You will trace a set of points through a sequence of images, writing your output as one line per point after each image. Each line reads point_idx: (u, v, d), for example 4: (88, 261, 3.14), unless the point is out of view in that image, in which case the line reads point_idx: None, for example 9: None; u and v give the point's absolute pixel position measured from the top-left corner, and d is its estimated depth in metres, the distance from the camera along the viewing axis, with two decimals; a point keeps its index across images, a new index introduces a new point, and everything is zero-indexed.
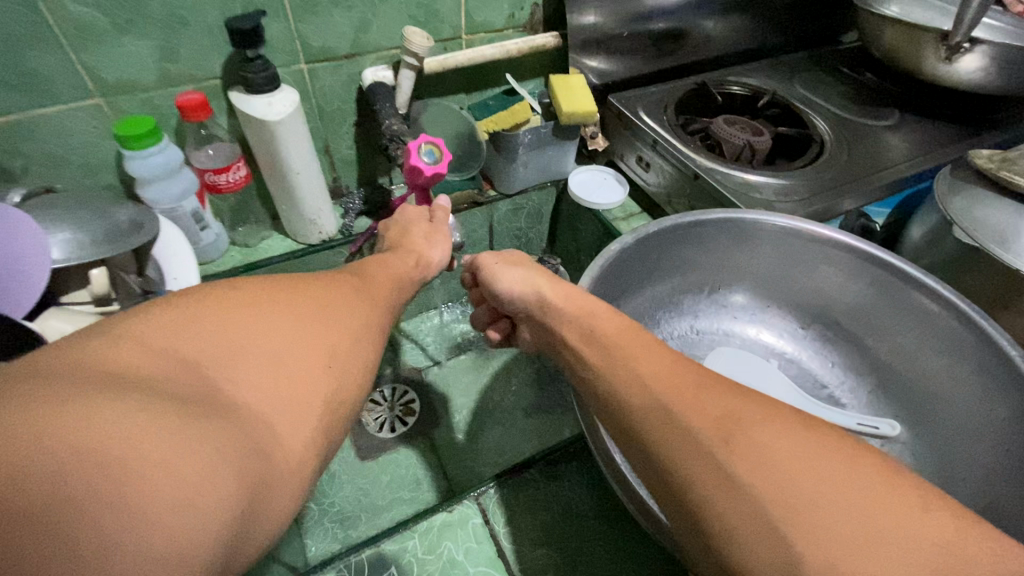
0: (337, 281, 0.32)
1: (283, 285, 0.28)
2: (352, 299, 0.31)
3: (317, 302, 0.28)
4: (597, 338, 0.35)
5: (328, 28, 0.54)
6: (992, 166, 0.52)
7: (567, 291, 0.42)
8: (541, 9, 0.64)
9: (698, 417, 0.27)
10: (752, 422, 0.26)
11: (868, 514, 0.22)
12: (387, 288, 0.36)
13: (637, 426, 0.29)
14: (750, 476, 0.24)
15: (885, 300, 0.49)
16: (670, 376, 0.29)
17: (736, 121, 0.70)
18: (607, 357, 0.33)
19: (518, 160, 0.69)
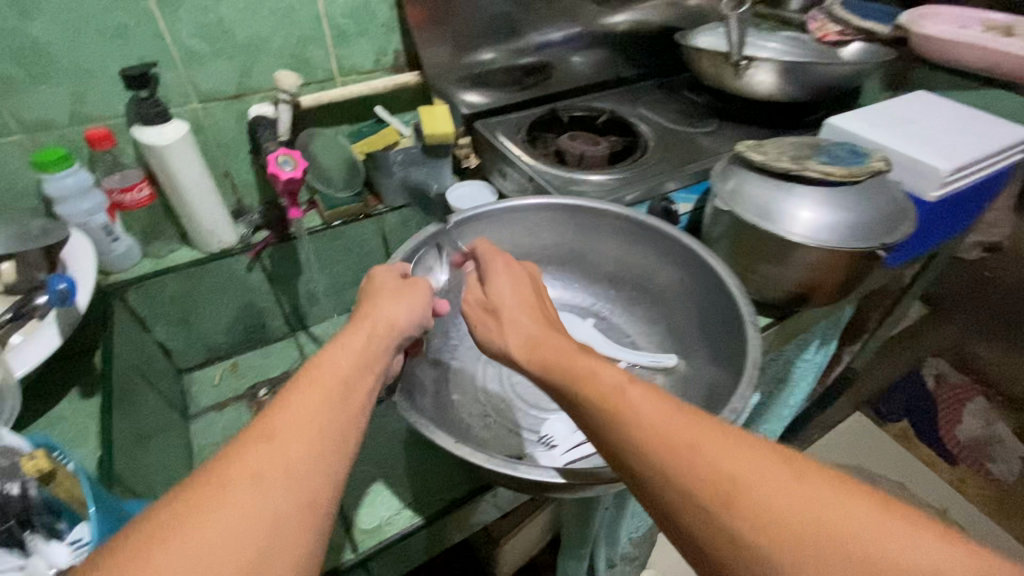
0: (249, 463, 0.32)
1: (181, 513, 0.29)
2: (262, 489, 0.31)
3: (219, 523, 0.29)
4: (602, 409, 0.37)
5: (222, 78, 0.70)
6: (745, 150, 0.64)
7: (554, 350, 0.43)
8: (402, 54, 0.81)
9: (721, 493, 0.31)
10: (767, 494, 0.31)
11: (869, 551, 0.28)
12: (321, 397, 0.37)
13: (649, 484, 0.34)
14: (760, 541, 0.30)
15: (663, 259, 0.61)
16: (677, 430, 0.34)
17: (578, 137, 0.85)
18: (607, 417, 0.37)
19: (395, 176, 0.80)
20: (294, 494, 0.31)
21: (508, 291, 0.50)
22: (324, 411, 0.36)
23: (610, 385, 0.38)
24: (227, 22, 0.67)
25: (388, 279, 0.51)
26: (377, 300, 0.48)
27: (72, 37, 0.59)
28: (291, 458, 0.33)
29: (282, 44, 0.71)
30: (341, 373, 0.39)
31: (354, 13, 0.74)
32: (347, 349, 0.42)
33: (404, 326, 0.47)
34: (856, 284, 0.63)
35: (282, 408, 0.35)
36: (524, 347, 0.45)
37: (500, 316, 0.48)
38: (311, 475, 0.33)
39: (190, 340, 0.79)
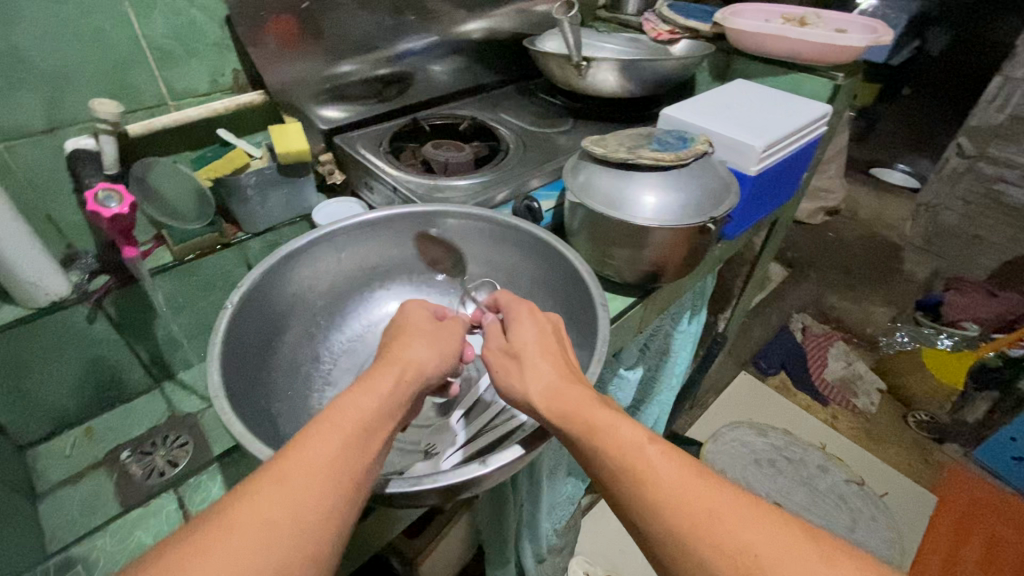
0: (260, 510, 0.33)
1: (188, 553, 0.30)
2: (270, 537, 0.32)
3: (226, 568, 0.30)
4: (617, 462, 0.39)
5: (26, 111, 0.62)
6: (589, 143, 0.69)
7: (571, 402, 0.43)
8: (243, 74, 0.78)
9: (725, 557, 0.33)
10: (769, 560, 0.33)
11: None
12: (339, 453, 0.36)
13: (660, 545, 0.36)
14: None
15: (526, 255, 0.64)
16: (687, 490, 0.36)
17: (441, 145, 0.85)
18: (620, 474, 0.39)
19: (252, 201, 0.75)
20: (299, 541, 0.32)
21: (531, 336, 0.49)
22: (342, 462, 0.36)
23: (618, 438, 0.40)
24: (23, 50, 0.60)
25: (428, 324, 0.49)
26: (407, 346, 0.46)
27: None
28: (303, 505, 0.33)
29: (97, 69, 0.65)
30: (361, 419, 0.39)
31: (179, 33, 0.69)
32: (371, 393, 0.40)
33: (431, 374, 0.46)
34: (700, 257, 0.70)
35: (301, 454, 0.35)
36: (544, 396, 0.45)
37: (522, 361, 0.48)
38: (318, 524, 0.33)
39: (26, 411, 0.69)
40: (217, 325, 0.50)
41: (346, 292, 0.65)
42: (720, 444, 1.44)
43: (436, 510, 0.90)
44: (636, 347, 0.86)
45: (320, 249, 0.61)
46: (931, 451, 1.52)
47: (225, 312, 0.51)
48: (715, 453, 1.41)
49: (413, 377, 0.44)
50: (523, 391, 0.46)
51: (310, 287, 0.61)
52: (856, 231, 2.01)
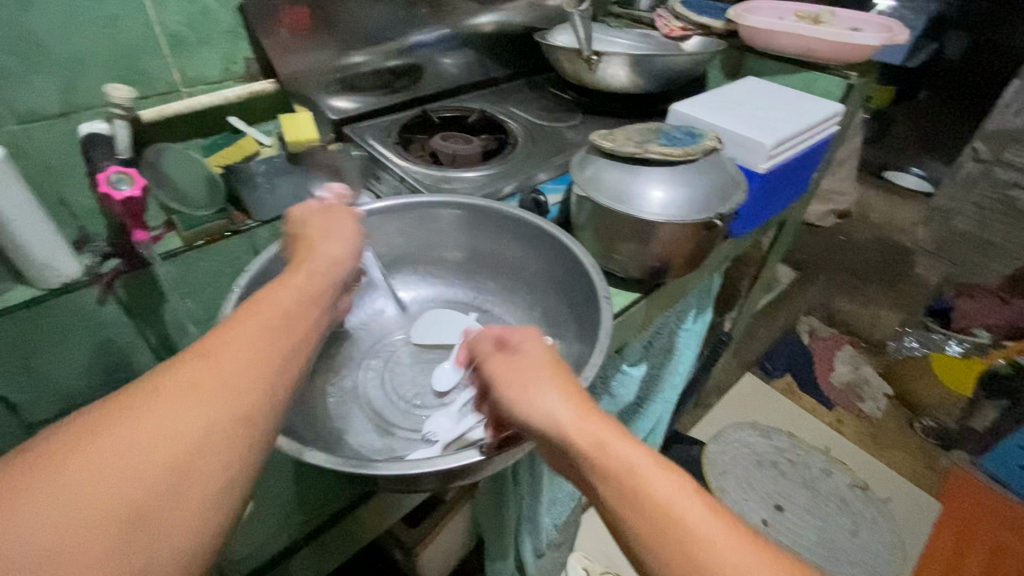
0: (188, 374, 0.34)
1: (118, 407, 0.32)
2: (200, 394, 0.34)
3: (157, 416, 0.32)
4: (661, 523, 0.36)
5: (42, 95, 0.64)
6: (597, 138, 0.69)
7: (602, 440, 0.40)
8: (254, 63, 0.79)
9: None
10: None
11: None
12: (261, 326, 0.38)
13: None
14: None
15: (530, 247, 0.64)
16: (744, 569, 0.34)
17: (449, 137, 0.86)
18: (663, 537, 0.36)
19: (261, 188, 0.76)
20: (229, 396, 0.34)
21: (547, 356, 0.47)
22: (268, 333, 0.38)
23: (655, 493, 0.37)
24: (41, 36, 0.61)
25: (330, 234, 0.52)
26: (311, 249, 0.49)
27: None
28: (234, 367, 0.35)
29: (111, 56, 0.66)
30: (284, 305, 0.41)
31: (192, 21, 0.70)
32: (292, 286, 0.44)
33: (343, 262, 0.49)
34: (706, 254, 0.70)
35: (227, 328, 0.38)
36: (577, 427, 0.42)
37: (530, 378, 0.46)
38: (248, 382, 0.35)
39: (37, 390, 0.70)
40: (222, 306, 0.50)
41: None
42: (722, 445, 1.44)
43: (436, 499, 0.91)
44: (640, 343, 0.86)
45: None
46: (937, 457, 1.51)
47: (233, 296, 0.52)
48: (716, 453, 1.41)
49: (330, 265, 0.48)
50: (552, 412, 0.43)
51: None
52: (868, 234, 2.00)
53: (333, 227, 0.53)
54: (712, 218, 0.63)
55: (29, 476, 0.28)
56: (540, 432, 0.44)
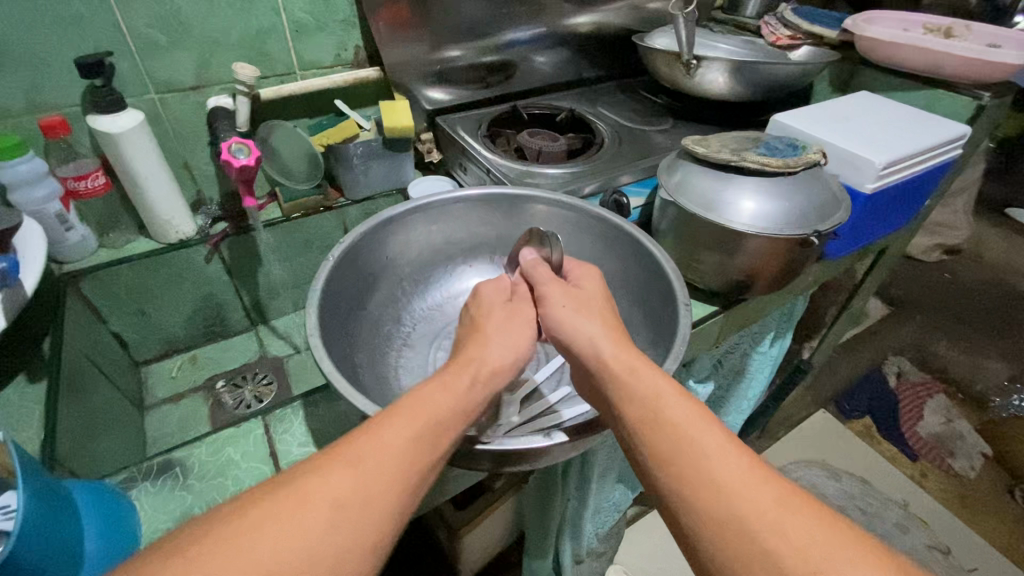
0: (330, 489, 0.33)
1: (260, 510, 0.32)
2: (337, 521, 0.32)
3: (291, 536, 0.31)
4: (665, 423, 0.39)
5: (180, 69, 0.70)
6: (690, 143, 0.67)
7: (628, 360, 0.44)
8: (362, 51, 0.83)
9: (790, 551, 0.32)
10: (842, 565, 0.31)
11: None
12: (410, 447, 0.37)
13: (706, 525, 0.34)
14: None
15: (611, 249, 0.64)
16: (747, 479, 0.35)
17: (537, 133, 0.86)
18: (673, 441, 0.38)
19: (356, 168, 0.80)
20: (361, 532, 0.33)
21: (597, 288, 0.52)
22: (411, 455, 0.37)
23: (673, 415, 0.39)
24: (184, 15, 0.67)
25: (495, 322, 0.50)
26: (478, 342, 0.48)
27: (24, 24, 0.59)
28: (370, 493, 0.34)
29: (241, 37, 0.72)
30: (437, 414, 0.40)
31: (313, 8, 0.75)
32: (446, 388, 0.42)
33: (506, 371, 0.47)
34: (795, 274, 0.66)
35: (374, 438, 0.36)
36: (608, 348, 0.45)
37: (581, 300, 0.50)
38: (382, 514, 0.34)
39: (146, 331, 0.78)
40: (318, 273, 0.54)
41: (430, 262, 0.67)
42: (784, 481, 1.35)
43: (484, 486, 0.92)
44: (710, 358, 0.83)
45: (413, 220, 0.64)
46: None
47: (326, 265, 0.55)
48: None
49: (492, 374, 0.45)
50: (583, 331, 0.47)
51: (400, 252, 0.65)
52: (980, 275, 1.80)
53: (501, 317, 0.51)
54: (808, 234, 0.59)
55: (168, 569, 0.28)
56: (573, 355, 0.48)
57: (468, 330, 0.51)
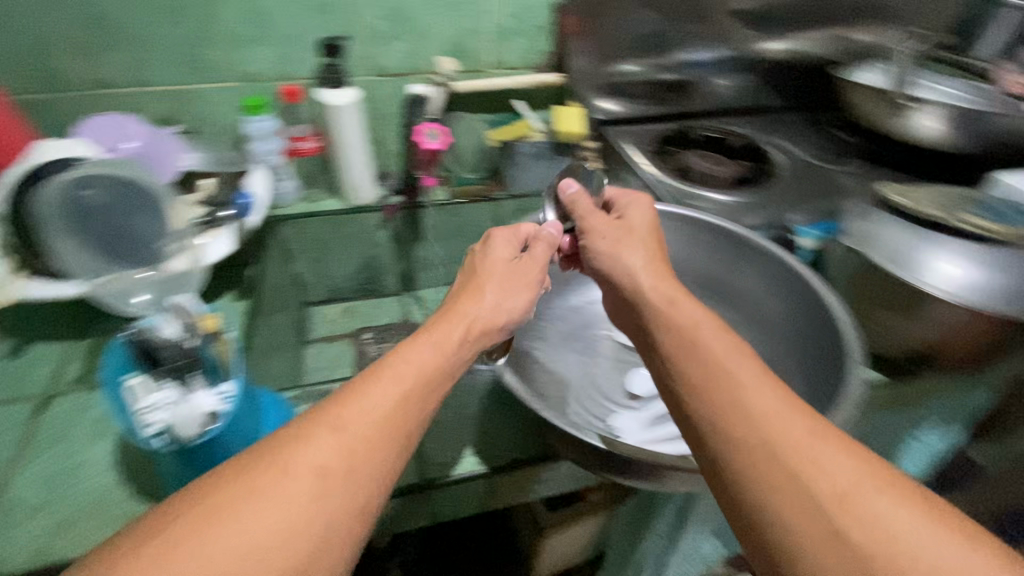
0: (315, 456, 0.33)
1: (246, 484, 0.31)
2: (326, 486, 0.32)
3: (281, 506, 0.31)
4: (705, 356, 0.40)
5: (394, 57, 0.79)
6: (892, 195, 0.61)
7: (668, 293, 0.47)
8: (551, 56, 0.86)
9: (820, 478, 0.32)
10: (864, 492, 0.31)
11: None
12: (395, 401, 0.37)
13: (735, 453, 0.35)
14: (868, 544, 0.29)
15: (777, 289, 0.60)
16: (780, 410, 0.35)
17: (706, 156, 0.84)
18: (701, 368, 0.39)
19: (521, 166, 0.85)
20: (347, 493, 0.33)
21: (643, 224, 0.56)
22: (397, 414, 0.37)
23: (714, 347, 0.40)
24: (408, 9, 0.75)
25: (505, 265, 0.52)
26: (473, 294, 0.48)
27: (288, 7, 0.71)
28: (354, 457, 0.34)
29: (449, 34, 0.79)
30: (420, 371, 0.40)
31: (517, 12, 0.79)
32: (433, 344, 0.42)
33: (513, 313, 0.50)
34: (996, 360, 0.57)
35: (358, 401, 0.36)
36: (649, 283, 0.49)
37: (625, 233, 0.54)
38: (370, 476, 0.34)
39: (320, 277, 0.87)
40: None
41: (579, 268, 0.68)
42: None
43: (579, 496, 0.90)
44: None
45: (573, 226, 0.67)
46: None
47: None
48: None
49: (501, 295, 0.49)
50: (630, 266, 0.51)
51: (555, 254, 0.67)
52: None
53: (535, 258, 0.54)
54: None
55: (154, 558, 0.27)
56: (614, 288, 0.52)
57: (470, 273, 0.52)
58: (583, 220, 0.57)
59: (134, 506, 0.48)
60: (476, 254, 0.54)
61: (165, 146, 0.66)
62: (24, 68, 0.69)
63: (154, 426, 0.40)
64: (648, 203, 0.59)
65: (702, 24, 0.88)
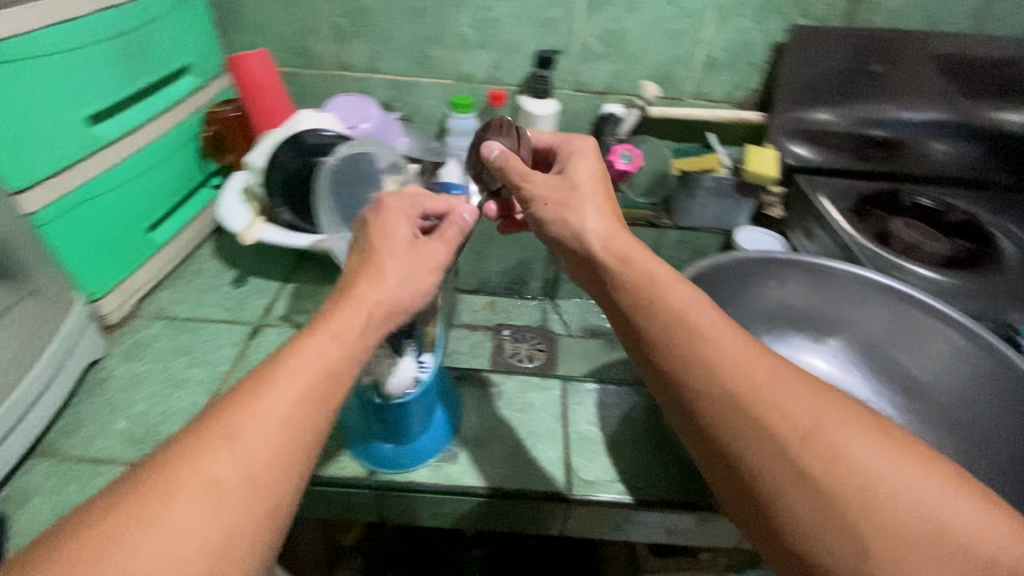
0: (210, 468, 0.31)
1: (130, 509, 0.29)
2: (223, 499, 0.31)
3: (176, 528, 0.29)
4: (675, 319, 0.40)
5: (598, 74, 0.81)
6: None
7: (627, 245, 0.46)
8: (755, 94, 0.83)
9: (779, 418, 0.35)
10: (823, 425, 0.34)
11: (913, 496, 0.32)
12: (294, 400, 0.34)
13: (708, 402, 0.37)
14: (821, 473, 0.33)
15: (999, 393, 0.52)
16: (742, 351, 0.38)
17: (915, 226, 0.76)
18: (670, 327, 0.40)
19: (697, 199, 0.83)
20: (244, 498, 0.31)
21: (589, 178, 0.51)
22: (295, 416, 0.34)
23: (678, 301, 0.41)
24: (625, 33, 0.77)
25: (408, 244, 0.44)
26: (368, 278, 0.41)
27: (516, 19, 0.76)
28: (255, 464, 0.32)
29: (658, 59, 0.79)
30: (323, 365, 0.36)
31: (731, 48, 0.78)
32: (329, 340, 0.38)
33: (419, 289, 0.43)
34: None
35: (250, 405, 0.33)
36: (599, 242, 0.46)
37: (573, 194, 0.49)
38: (275, 478, 0.33)
39: (475, 268, 0.95)
40: None
41: (758, 316, 0.64)
42: None
43: (688, 548, 0.83)
44: None
45: (775, 281, 0.63)
46: None
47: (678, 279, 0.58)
48: None
49: (407, 269, 0.43)
50: (580, 227, 0.47)
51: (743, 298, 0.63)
52: None
53: (440, 237, 0.47)
54: None
55: None
56: (567, 250, 0.48)
57: (364, 256, 0.43)
58: (520, 185, 0.51)
59: None
60: (365, 228, 0.45)
61: (390, 132, 0.73)
62: (288, 45, 0.80)
63: (367, 372, 0.45)
64: (593, 148, 0.54)
65: (922, 77, 0.80)
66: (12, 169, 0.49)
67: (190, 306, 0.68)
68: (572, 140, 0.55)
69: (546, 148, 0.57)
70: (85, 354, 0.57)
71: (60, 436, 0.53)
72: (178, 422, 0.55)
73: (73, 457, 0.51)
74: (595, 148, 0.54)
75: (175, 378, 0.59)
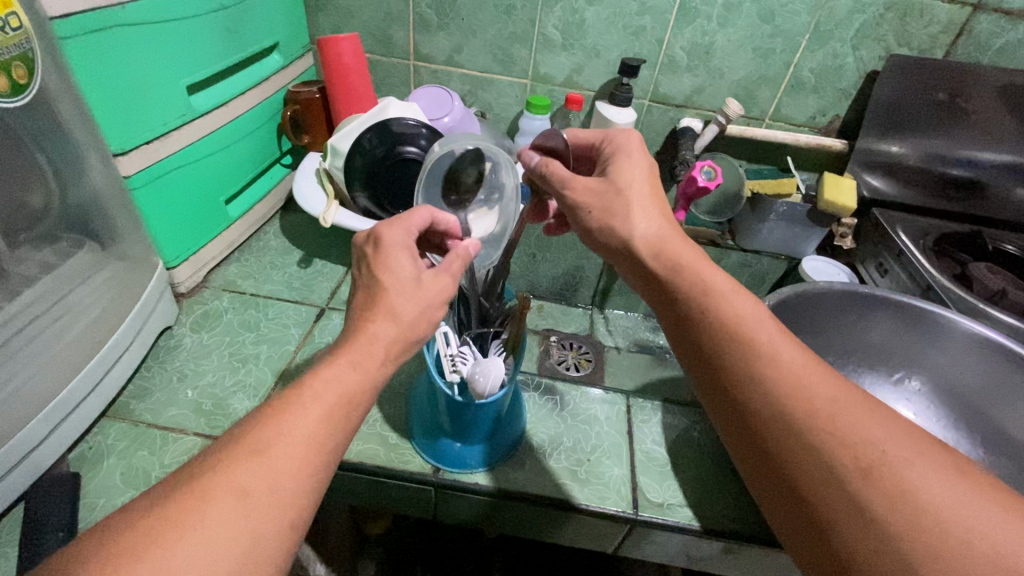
0: (234, 484, 0.28)
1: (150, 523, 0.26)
2: (247, 519, 0.27)
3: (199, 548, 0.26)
4: (728, 327, 0.36)
5: (679, 88, 0.80)
6: None
7: (678, 249, 0.41)
8: (838, 121, 0.81)
9: (838, 446, 0.30)
10: (896, 457, 0.29)
11: (1000, 551, 0.26)
12: (317, 420, 0.31)
13: (766, 421, 0.33)
14: (886, 512, 0.28)
15: None
16: (805, 371, 0.34)
17: (998, 272, 0.70)
18: (724, 335, 0.36)
19: (767, 224, 0.80)
20: (265, 527, 0.28)
21: (639, 178, 0.45)
22: (321, 442, 0.31)
23: (734, 310, 0.37)
24: (714, 47, 0.75)
25: (416, 280, 0.37)
26: (381, 314, 0.35)
27: (604, 24, 0.75)
28: (277, 491, 0.29)
29: (742, 77, 0.78)
30: (345, 387, 0.33)
31: (822, 71, 0.76)
32: (352, 366, 0.33)
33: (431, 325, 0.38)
34: None
35: (276, 426, 0.30)
36: (651, 244, 0.42)
37: (620, 198, 0.44)
38: (299, 498, 0.29)
39: (525, 272, 0.88)
40: None
41: (832, 347, 0.64)
42: None
43: None
44: None
45: (860, 320, 0.64)
46: None
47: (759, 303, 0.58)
48: None
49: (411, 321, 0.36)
50: (628, 235, 0.43)
51: (821, 328, 0.64)
52: None
53: (446, 269, 0.39)
54: None
55: None
56: (614, 253, 0.44)
57: (369, 292, 0.37)
58: (561, 192, 0.47)
59: (383, 431, 0.54)
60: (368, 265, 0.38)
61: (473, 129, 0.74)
62: (372, 33, 0.81)
63: (454, 369, 0.46)
64: (640, 143, 0.47)
65: (1015, 116, 0.76)
66: (117, 132, 0.50)
67: (257, 282, 0.69)
68: (615, 135, 0.48)
69: (587, 146, 0.50)
70: (160, 319, 0.58)
71: (132, 399, 0.54)
72: (243, 398, 0.55)
73: (144, 422, 0.52)
74: (642, 146, 0.47)
75: (242, 352, 0.60)
